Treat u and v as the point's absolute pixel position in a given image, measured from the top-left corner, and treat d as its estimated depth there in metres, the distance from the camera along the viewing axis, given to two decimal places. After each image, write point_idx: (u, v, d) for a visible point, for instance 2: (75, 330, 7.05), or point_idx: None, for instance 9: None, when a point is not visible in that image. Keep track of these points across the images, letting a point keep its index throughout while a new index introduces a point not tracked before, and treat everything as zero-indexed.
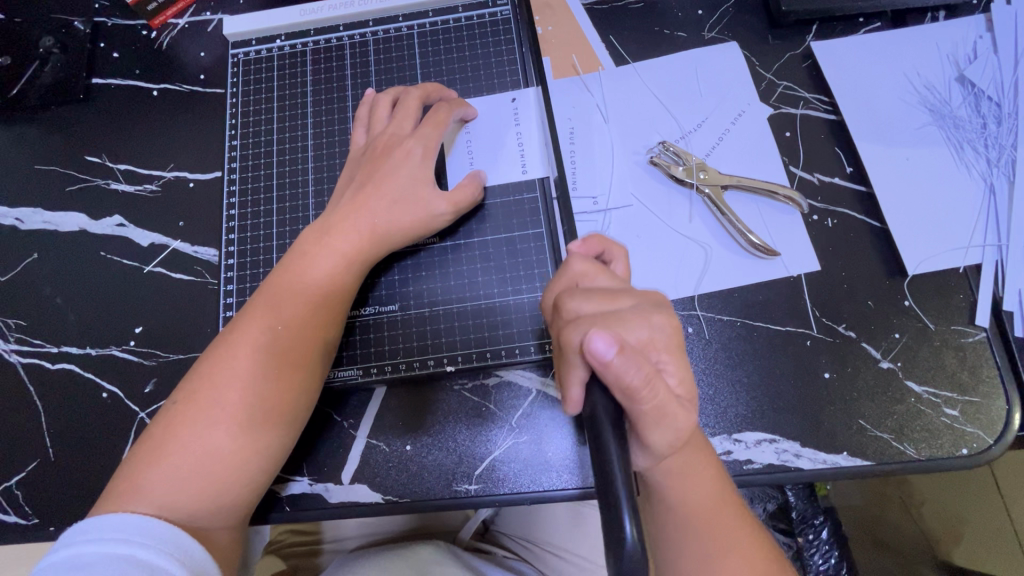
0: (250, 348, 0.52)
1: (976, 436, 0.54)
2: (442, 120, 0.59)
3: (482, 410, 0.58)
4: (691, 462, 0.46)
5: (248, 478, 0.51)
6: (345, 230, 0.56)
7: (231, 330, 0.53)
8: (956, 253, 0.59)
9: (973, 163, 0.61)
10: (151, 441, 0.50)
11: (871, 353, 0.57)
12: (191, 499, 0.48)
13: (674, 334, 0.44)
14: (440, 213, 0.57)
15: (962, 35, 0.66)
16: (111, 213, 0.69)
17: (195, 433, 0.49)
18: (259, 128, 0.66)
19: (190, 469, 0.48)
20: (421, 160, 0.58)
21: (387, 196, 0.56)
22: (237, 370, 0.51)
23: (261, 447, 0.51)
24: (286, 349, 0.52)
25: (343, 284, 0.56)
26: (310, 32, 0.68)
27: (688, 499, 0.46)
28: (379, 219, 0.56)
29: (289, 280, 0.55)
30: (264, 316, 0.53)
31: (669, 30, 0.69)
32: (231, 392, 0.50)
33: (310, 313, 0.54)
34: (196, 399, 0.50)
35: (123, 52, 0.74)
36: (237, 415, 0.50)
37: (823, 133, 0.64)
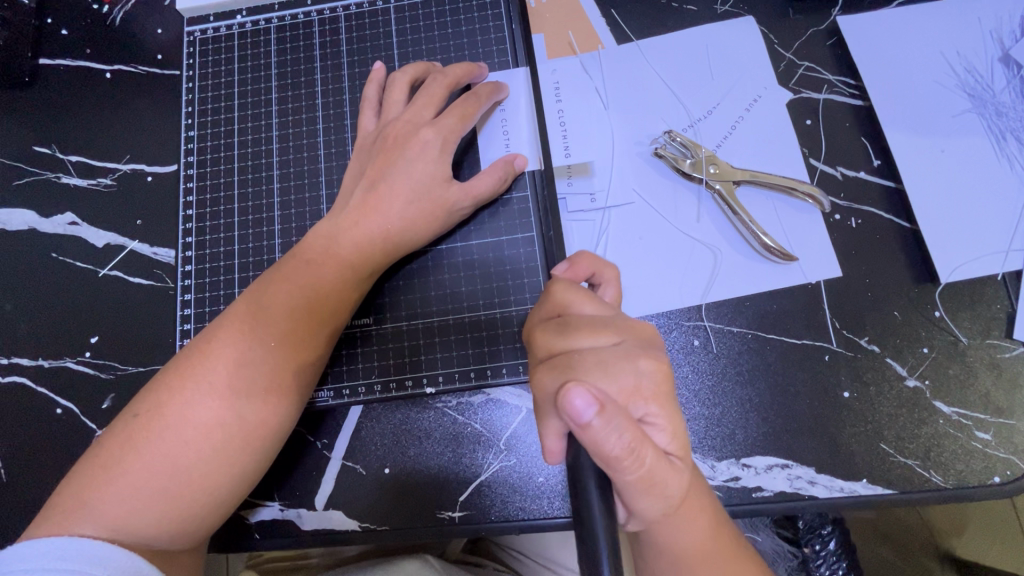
0: (239, 345, 0.46)
1: (1009, 463, 0.49)
2: (469, 113, 0.53)
3: (466, 430, 0.53)
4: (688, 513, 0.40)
5: (216, 498, 0.45)
6: (354, 232, 0.50)
7: (214, 329, 0.47)
8: (994, 258, 0.53)
9: (1015, 156, 0.55)
10: (112, 449, 0.44)
11: (895, 369, 0.52)
12: (150, 520, 0.43)
13: (664, 382, 0.39)
14: (457, 210, 0.52)
15: (1009, 9, 0.59)
16: (62, 211, 0.63)
17: (162, 447, 0.43)
18: (219, 116, 0.59)
19: (157, 475, 0.43)
20: (440, 152, 0.52)
21: (402, 195, 0.51)
22: (216, 377, 0.45)
23: (235, 468, 0.45)
24: (279, 358, 0.47)
25: (340, 287, 0.49)
26: (274, 6, 0.61)
27: (685, 550, 0.41)
28: (395, 221, 0.50)
29: (286, 273, 0.49)
30: (257, 308, 0.48)
31: (677, 3, 0.61)
32: (211, 392, 0.44)
33: (301, 317, 0.48)
34: (166, 406, 0.44)
35: (72, 29, 0.67)
36: (211, 430, 0.44)
37: (848, 121, 0.57)
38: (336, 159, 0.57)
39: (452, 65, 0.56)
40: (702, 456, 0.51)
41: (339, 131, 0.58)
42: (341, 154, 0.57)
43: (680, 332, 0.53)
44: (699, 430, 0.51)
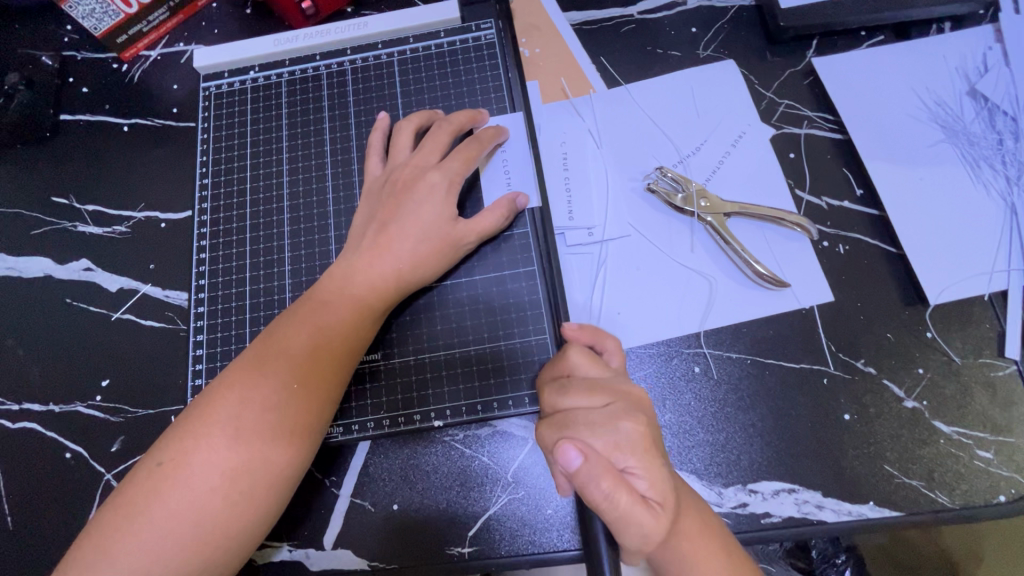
0: (261, 389, 0.47)
1: (1012, 481, 0.50)
2: (472, 156, 0.56)
3: (473, 463, 0.53)
4: (694, 551, 0.42)
5: (240, 542, 0.45)
6: (368, 272, 0.52)
7: (237, 371, 0.48)
8: (980, 279, 0.54)
9: (991, 182, 0.58)
10: (137, 494, 0.45)
11: (894, 390, 0.53)
12: (177, 570, 0.43)
13: (643, 439, 0.42)
14: (466, 246, 0.54)
15: (971, 48, 0.63)
16: (78, 258, 0.65)
17: (188, 495, 0.44)
18: (233, 165, 0.62)
19: (183, 524, 0.43)
20: (446, 193, 0.55)
21: (411, 236, 0.53)
22: (238, 421, 0.46)
23: (253, 511, 0.45)
24: (299, 400, 0.47)
25: (351, 325, 0.51)
26: (285, 61, 0.65)
27: None
28: (405, 259, 0.52)
29: (303, 315, 0.51)
30: (277, 351, 0.49)
31: (662, 50, 0.66)
32: (235, 437, 0.45)
33: (319, 357, 0.49)
34: (191, 451, 0.45)
35: (93, 87, 0.71)
36: (233, 475, 0.45)
37: (830, 153, 0.61)
38: (344, 201, 0.60)
39: (454, 112, 0.59)
40: (708, 482, 0.51)
41: (347, 175, 0.61)
42: (348, 197, 0.60)
43: (681, 359, 0.55)
44: (704, 456, 0.52)
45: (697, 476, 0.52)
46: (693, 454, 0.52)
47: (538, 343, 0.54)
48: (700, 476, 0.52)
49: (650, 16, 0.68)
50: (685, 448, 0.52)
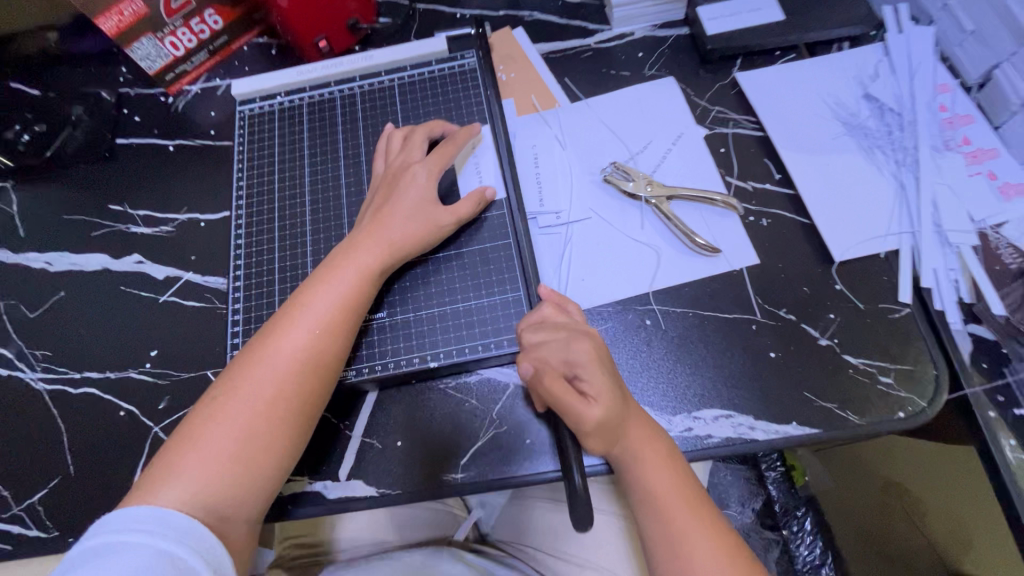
0: (290, 334, 0.58)
1: (910, 400, 0.60)
2: (448, 152, 0.69)
3: (465, 404, 0.64)
4: (645, 455, 0.53)
5: (278, 459, 0.55)
6: (369, 243, 0.63)
7: (268, 332, 0.59)
8: (877, 241, 0.66)
9: (883, 164, 0.70)
10: (190, 434, 0.54)
11: (810, 332, 0.64)
12: (229, 479, 0.53)
13: (593, 355, 0.53)
14: (447, 224, 0.66)
15: (865, 60, 0.77)
16: (130, 253, 0.77)
17: (236, 419, 0.55)
18: (263, 171, 0.76)
19: (233, 442, 0.54)
20: (428, 182, 0.67)
21: (401, 215, 0.65)
22: (273, 369, 0.57)
23: (288, 440, 0.56)
24: (320, 343, 0.58)
25: (358, 291, 0.62)
26: (306, 88, 0.79)
27: (651, 487, 0.53)
28: (397, 233, 0.64)
29: (320, 278, 0.62)
30: (302, 306, 0.60)
31: (614, 71, 0.81)
32: (272, 372, 0.56)
33: (335, 308, 0.60)
34: (235, 396, 0.55)
35: (144, 117, 0.86)
36: (269, 409, 0.55)
37: (752, 147, 0.74)
38: (355, 197, 0.73)
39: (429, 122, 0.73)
40: (660, 412, 0.62)
41: (357, 176, 0.74)
42: (358, 193, 0.73)
43: (634, 313, 0.66)
44: (656, 391, 0.63)
45: (650, 407, 0.62)
46: (646, 390, 0.63)
47: (514, 299, 0.65)
48: (653, 407, 0.62)
49: (605, 45, 0.83)
50: (640, 385, 0.63)
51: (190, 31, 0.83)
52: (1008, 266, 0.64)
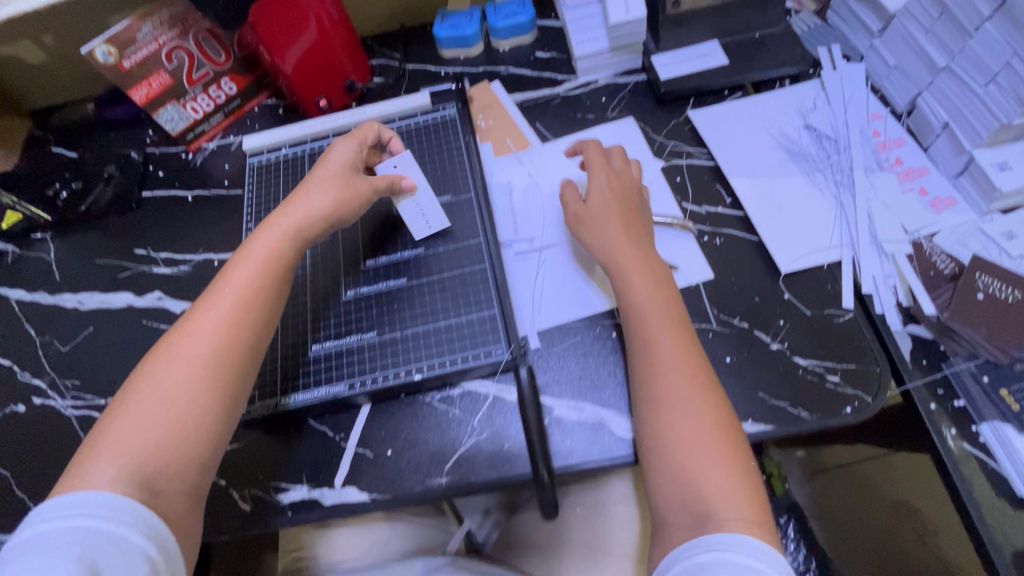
0: (210, 297, 0.62)
1: (857, 396, 0.65)
2: (362, 139, 0.77)
3: (449, 415, 0.70)
4: (659, 347, 0.61)
5: (209, 411, 0.57)
6: (281, 211, 0.68)
7: (184, 318, 0.62)
8: (820, 254, 0.73)
9: (823, 186, 0.78)
10: (112, 422, 0.55)
11: (762, 337, 0.69)
12: (163, 435, 0.55)
13: (609, 193, 0.72)
14: (364, 194, 0.71)
15: (805, 95, 0.86)
16: (152, 290, 0.86)
17: (159, 378, 0.57)
18: (269, 214, 0.85)
19: (161, 401, 0.56)
20: (351, 161, 0.74)
21: (316, 187, 0.70)
22: (189, 347, 0.59)
23: (218, 395, 0.58)
24: (237, 297, 0.62)
25: (266, 266, 0.65)
26: (308, 141, 0.89)
27: (665, 372, 0.60)
28: (315, 202, 0.69)
29: (238, 250, 0.67)
30: (222, 271, 0.64)
31: (581, 115, 0.91)
32: (198, 331, 0.60)
33: (253, 267, 0.64)
34: (155, 379, 0.57)
35: (168, 172, 0.97)
36: (188, 380, 0.57)
37: (705, 175, 0.82)
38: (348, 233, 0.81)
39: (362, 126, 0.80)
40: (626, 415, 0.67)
41: None
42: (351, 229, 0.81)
43: (602, 327, 0.73)
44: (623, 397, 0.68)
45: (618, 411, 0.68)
46: (614, 396, 0.68)
47: (489, 316, 0.71)
48: (620, 411, 0.68)
49: (572, 92, 0.93)
50: (607, 392, 0.69)
51: (208, 97, 0.95)
52: (942, 271, 0.69)
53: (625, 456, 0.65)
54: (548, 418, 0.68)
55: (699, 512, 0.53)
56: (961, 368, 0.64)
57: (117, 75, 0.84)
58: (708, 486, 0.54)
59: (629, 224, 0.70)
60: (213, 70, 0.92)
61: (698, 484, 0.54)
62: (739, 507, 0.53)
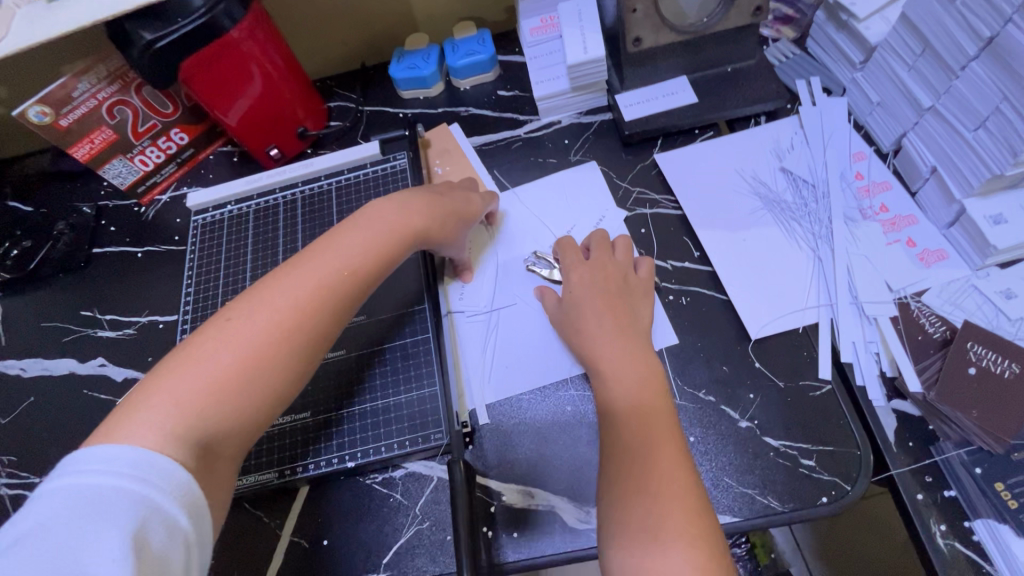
0: (302, 281, 0.55)
1: (834, 484, 0.58)
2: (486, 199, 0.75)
3: (389, 500, 0.65)
4: (649, 415, 0.57)
5: (262, 404, 0.51)
6: (421, 209, 0.65)
7: (280, 279, 0.55)
8: (794, 316, 0.66)
9: (800, 238, 0.71)
10: (158, 380, 0.48)
11: (730, 413, 0.63)
12: (213, 420, 0.48)
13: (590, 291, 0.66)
14: (449, 215, 0.68)
15: (780, 135, 0.80)
16: (96, 356, 0.83)
17: (220, 360, 0.49)
18: (211, 275, 0.81)
19: (206, 383, 0.48)
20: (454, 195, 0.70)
21: (424, 201, 0.66)
22: (269, 313, 0.52)
23: (274, 395, 0.51)
24: (326, 291, 0.55)
25: (367, 257, 0.59)
26: (254, 196, 0.86)
27: (649, 440, 0.55)
28: (413, 210, 0.64)
29: (364, 225, 0.61)
30: (342, 251, 0.58)
31: (543, 159, 0.85)
32: (267, 315, 0.52)
33: (374, 257, 0.59)
34: (208, 340, 0.50)
35: (119, 226, 0.94)
36: (270, 357, 0.51)
37: (673, 225, 0.76)
38: None
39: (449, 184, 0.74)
40: (579, 503, 0.62)
41: None
42: None
43: (555, 401, 0.67)
44: (576, 482, 0.63)
45: (570, 498, 0.62)
46: (567, 480, 0.63)
47: (431, 394, 0.67)
48: (573, 498, 0.62)
49: (534, 134, 0.88)
50: (559, 476, 0.63)
51: (158, 148, 0.91)
52: (931, 336, 0.62)
53: (577, 551, 0.60)
54: (496, 504, 0.63)
55: (650, 552, 0.49)
56: (951, 454, 0.57)
57: (55, 133, 0.80)
58: (666, 525, 0.50)
59: (619, 319, 0.63)
60: (161, 121, 0.88)
61: (655, 521, 0.50)
62: (694, 555, 0.48)
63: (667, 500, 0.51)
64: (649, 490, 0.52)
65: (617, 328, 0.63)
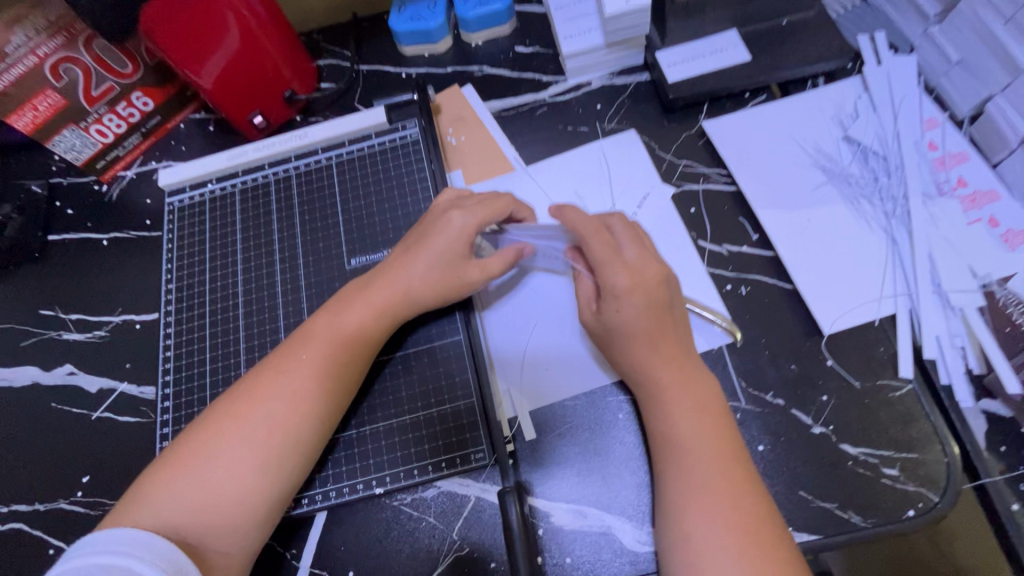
0: (281, 378, 0.53)
1: (921, 495, 0.53)
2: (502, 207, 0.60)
3: (421, 525, 0.57)
4: (686, 405, 0.53)
5: (249, 508, 0.49)
6: (413, 267, 0.58)
7: (278, 367, 0.54)
8: (870, 307, 0.59)
9: (871, 217, 0.63)
10: (162, 467, 0.50)
11: (802, 418, 0.57)
12: (197, 526, 0.47)
13: (635, 295, 0.55)
14: (465, 270, 0.58)
15: (842, 99, 0.71)
16: (62, 362, 0.71)
17: (202, 471, 0.49)
18: (193, 268, 0.70)
19: (192, 495, 0.48)
20: (467, 233, 0.58)
21: (422, 261, 0.58)
22: (265, 411, 0.51)
23: (258, 499, 0.50)
24: (305, 387, 0.53)
25: (358, 347, 0.56)
26: (238, 173, 0.73)
27: (683, 437, 0.51)
28: (414, 281, 0.58)
29: (348, 302, 0.58)
30: (326, 334, 0.56)
31: (573, 127, 0.75)
32: (246, 424, 0.51)
33: (355, 340, 0.56)
34: (210, 432, 0.51)
35: (77, 208, 0.80)
36: (262, 460, 0.50)
37: (726, 204, 0.67)
38: (291, 293, 0.66)
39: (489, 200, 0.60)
40: (638, 523, 0.55)
41: (293, 268, 0.67)
42: (295, 287, 0.66)
43: (606, 407, 0.59)
44: (633, 498, 0.56)
45: (626, 517, 0.55)
46: (623, 497, 0.56)
47: (467, 407, 0.59)
48: (629, 518, 0.55)
49: (560, 98, 0.77)
50: (615, 493, 0.56)
51: (118, 116, 0.77)
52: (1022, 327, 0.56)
53: None
54: (543, 527, 0.56)
55: (695, 540, 0.47)
56: None
57: None
58: (708, 515, 0.47)
59: (660, 330, 0.55)
60: (119, 83, 0.74)
61: (696, 510, 0.48)
62: (744, 546, 0.46)
63: (706, 498, 0.48)
64: (686, 488, 0.49)
65: (652, 328, 0.55)
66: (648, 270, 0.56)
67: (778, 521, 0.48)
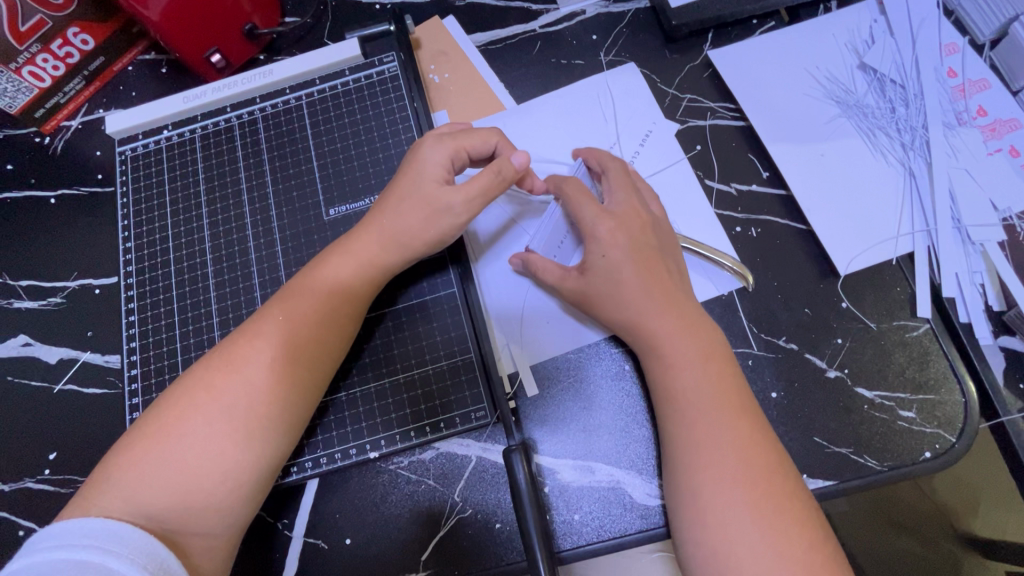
0: (261, 344, 0.48)
1: (937, 437, 0.51)
2: (479, 133, 0.55)
3: (421, 488, 0.54)
4: (687, 357, 0.48)
5: (239, 488, 0.45)
6: (398, 207, 0.53)
7: (256, 327, 0.49)
8: (887, 245, 0.56)
9: (888, 150, 0.60)
10: (132, 446, 0.45)
11: (816, 363, 0.54)
12: (174, 508, 0.43)
13: (618, 236, 0.51)
14: (450, 205, 0.52)
15: (857, 22, 0.65)
16: (16, 334, 0.65)
17: (177, 453, 0.44)
18: (153, 224, 0.63)
19: (170, 479, 0.43)
20: (440, 159, 0.53)
21: (404, 196, 0.53)
22: (245, 379, 0.46)
23: (247, 478, 0.46)
24: (293, 356, 0.48)
25: (341, 304, 0.51)
26: (197, 117, 0.66)
27: (684, 391, 0.47)
28: (399, 221, 0.52)
29: (332, 250, 0.53)
30: (311, 286, 0.51)
31: (566, 60, 0.68)
32: (230, 405, 0.45)
33: (344, 293, 0.52)
34: (185, 401, 0.46)
35: (17, 163, 0.72)
36: (243, 433, 0.45)
37: (734, 141, 0.63)
38: (265, 250, 0.60)
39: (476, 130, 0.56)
40: (648, 477, 0.52)
41: (265, 222, 0.61)
42: (269, 243, 0.61)
43: (610, 359, 0.56)
44: (643, 451, 0.53)
45: (636, 472, 0.53)
46: (632, 450, 0.53)
47: (463, 363, 0.55)
48: (638, 471, 0.53)
49: (552, 28, 0.70)
50: (623, 447, 0.54)
51: (54, 57, 0.67)
52: None
53: (649, 531, 0.51)
54: (550, 484, 0.54)
55: (701, 497, 0.44)
56: None
57: None
58: (716, 466, 0.44)
59: (649, 275, 0.51)
60: (51, 18, 0.63)
61: (705, 465, 0.44)
62: (755, 500, 0.42)
63: (711, 449, 0.45)
64: (687, 441, 0.46)
65: (641, 279, 0.50)
66: (623, 212, 0.53)
67: (791, 469, 0.45)
